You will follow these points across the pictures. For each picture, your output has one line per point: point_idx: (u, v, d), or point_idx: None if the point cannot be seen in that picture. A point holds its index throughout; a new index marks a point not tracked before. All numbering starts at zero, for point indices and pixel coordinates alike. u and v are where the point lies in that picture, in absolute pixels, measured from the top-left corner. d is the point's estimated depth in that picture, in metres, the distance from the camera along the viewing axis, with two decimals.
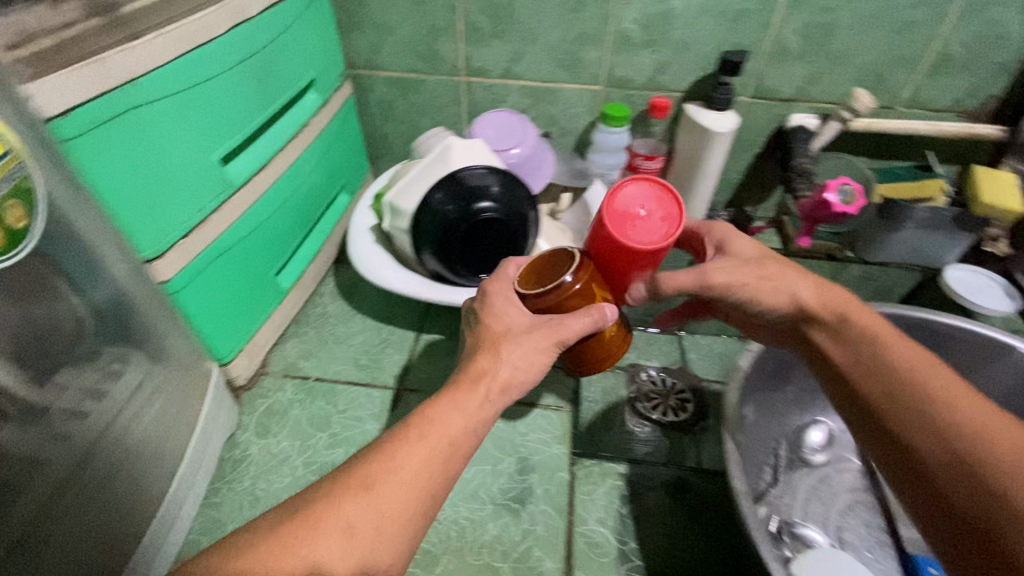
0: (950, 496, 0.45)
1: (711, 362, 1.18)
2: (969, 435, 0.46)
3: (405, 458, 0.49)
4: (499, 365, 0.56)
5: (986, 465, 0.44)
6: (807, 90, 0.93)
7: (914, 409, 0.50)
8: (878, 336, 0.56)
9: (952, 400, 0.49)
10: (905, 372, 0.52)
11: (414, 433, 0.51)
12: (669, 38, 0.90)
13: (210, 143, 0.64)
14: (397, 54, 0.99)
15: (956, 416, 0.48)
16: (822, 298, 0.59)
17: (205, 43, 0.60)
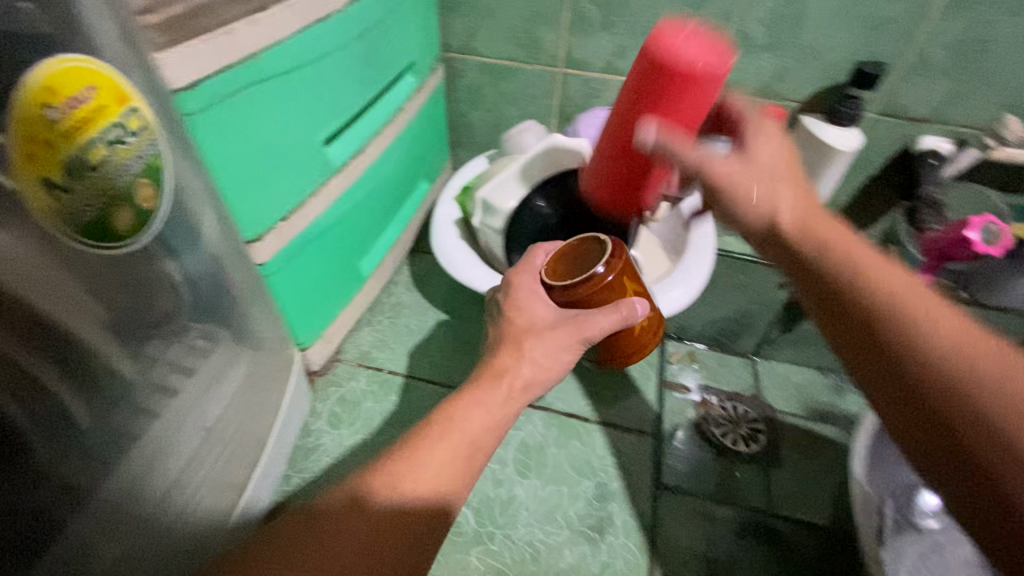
0: (941, 444, 0.35)
1: (787, 393, 1.11)
2: (959, 362, 0.36)
3: (439, 456, 0.48)
4: (521, 362, 0.56)
5: (985, 401, 0.34)
6: (944, 111, 0.84)
7: (892, 337, 0.40)
8: (844, 254, 0.46)
9: (934, 322, 0.38)
10: (892, 301, 0.41)
11: (444, 428, 0.51)
12: (796, 43, 0.82)
13: (316, 124, 0.61)
14: (495, 39, 0.94)
15: (940, 341, 0.37)
16: (802, 219, 0.50)
17: (323, 18, 0.57)
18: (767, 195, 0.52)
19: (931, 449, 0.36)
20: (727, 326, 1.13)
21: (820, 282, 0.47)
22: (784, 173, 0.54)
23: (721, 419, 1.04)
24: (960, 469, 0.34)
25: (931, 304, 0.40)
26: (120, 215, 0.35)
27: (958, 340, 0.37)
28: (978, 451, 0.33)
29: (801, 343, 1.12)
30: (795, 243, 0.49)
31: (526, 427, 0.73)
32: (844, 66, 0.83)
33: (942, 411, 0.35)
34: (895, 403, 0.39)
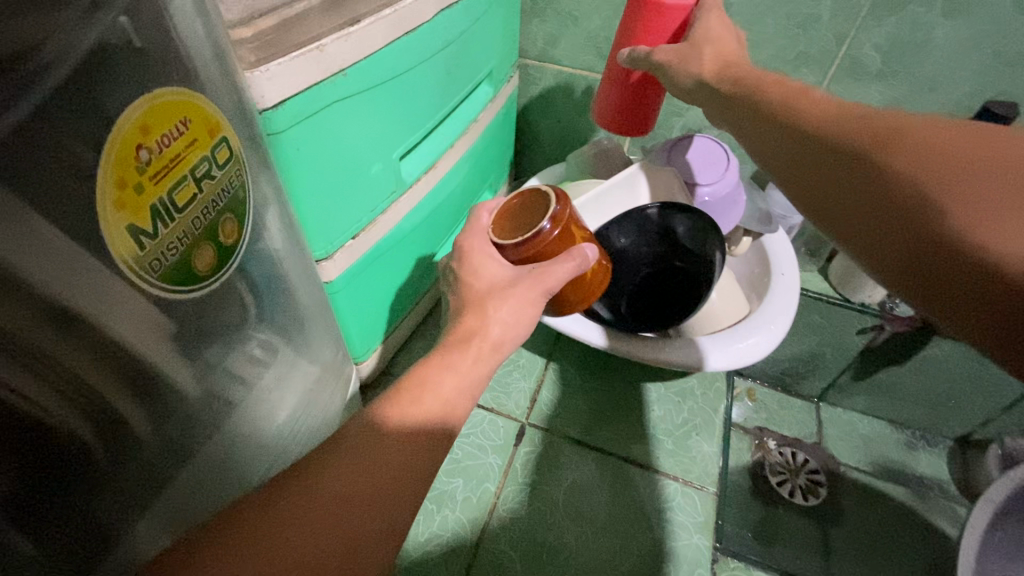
0: (937, 264, 0.31)
1: (853, 444, 1.04)
2: (941, 169, 0.32)
3: (417, 414, 0.43)
4: (489, 324, 0.50)
5: (972, 199, 0.30)
6: None
7: (872, 171, 0.35)
8: (807, 114, 0.42)
9: (913, 138, 0.34)
10: (832, 128, 0.40)
11: (418, 386, 0.45)
12: (913, 73, 0.74)
13: (393, 137, 0.58)
14: (575, 48, 0.89)
15: (919, 154, 0.33)
16: (725, 66, 0.53)
17: (412, 29, 0.54)
18: (695, 47, 0.55)
19: (922, 275, 0.32)
20: (794, 366, 1.06)
21: (793, 143, 0.42)
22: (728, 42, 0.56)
23: (778, 465, 0.97)
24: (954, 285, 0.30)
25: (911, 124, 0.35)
26: (201, 254, 0.37)
27: (942, 141, 0.33)
28: (971, 252, 0.29)
29: (875, 393, 1.04)
30: (750, 122, 0.47)
31: (579, 467, 0.70)
32: (968, 101, 0.74)
33: (929, 227, 0.31)
34: (879, 241, 0.34)
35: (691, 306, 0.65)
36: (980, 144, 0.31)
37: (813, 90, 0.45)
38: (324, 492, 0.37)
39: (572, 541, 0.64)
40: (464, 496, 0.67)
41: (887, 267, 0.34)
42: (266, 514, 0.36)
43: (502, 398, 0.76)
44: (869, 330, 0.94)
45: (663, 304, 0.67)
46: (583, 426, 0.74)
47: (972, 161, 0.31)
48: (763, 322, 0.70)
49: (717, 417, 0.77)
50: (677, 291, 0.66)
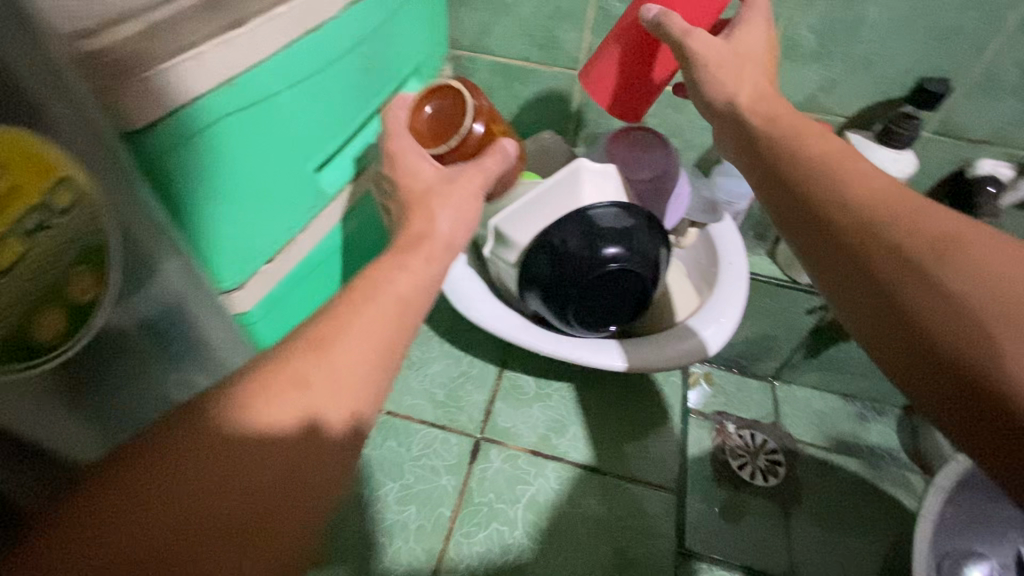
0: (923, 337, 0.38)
1: (807, 421, 1.06)
2: (951, 261, 0.38)
3: (305, 397, 0.38)
4: (437, 223, 0.57)
5: (976, 293, 0.36)
6: (1005, 133, 0.76)
7: (895, 251, 0.41)
8: (846, 174, 0.46)
9: (936, 228, 0.40)
10: (903, 234, 0.41)
11: (311, 363, 0.40)
12: (848, 53, 0.73)
13: (307, 145, 0.54)
14: (509, 37, 0.84)
15: (932, 243, 0.40)
16: (762, 97, 0.56)
17: (315, 28, 0.49)
18: (739, 60, 0.57)
19: (909, 348, 0.38)
20: (748, 349, 1.07)
21: (807, 206, 0.47)
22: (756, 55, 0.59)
23: (738, 449, 0.98)
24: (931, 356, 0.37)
25: (943, 217, 0.41)
26: (79, 277, 0.31)
27: (950, 237, 0.40)
28: (952, 334, 0.36)
29: (826, 370, 1.06)
30: (802, 195, 0.48)
31: (538, 480, 0.67)
32: (901, 80, 0.74)
33: (926, 306, 0.38)
34: (921, 365, 0.38)
35: (631, 308, 0.66)
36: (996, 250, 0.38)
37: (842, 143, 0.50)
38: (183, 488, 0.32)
39: (534, 561, 0.61)
40: (418, 525, 0.63)
41: (878, 332, 0.41)
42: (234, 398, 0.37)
43: (454, 414, 0.73)
44: (818, 310, 0.95)
45: (608, 308, 0.65)
46: (540, 436, 0.72)
47: (982, 261, 0.37)
48: (710, 319, 0.68)
49: (673, 413, 0.76)
50: (622, 295, 0.64)
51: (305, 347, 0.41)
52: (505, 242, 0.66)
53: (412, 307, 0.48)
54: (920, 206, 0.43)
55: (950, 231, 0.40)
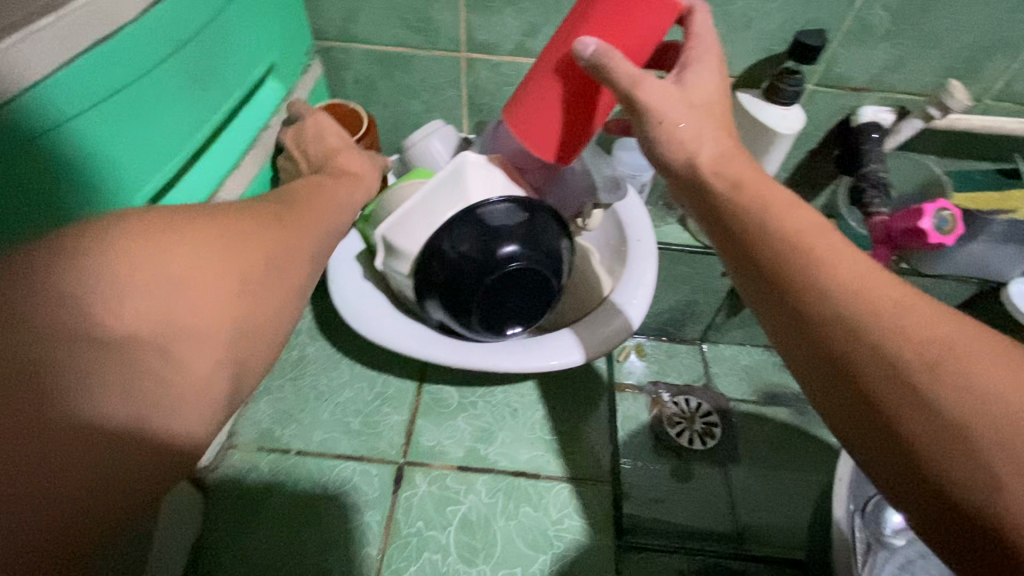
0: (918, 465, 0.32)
1: (737, 378, 1.08)
2: (949, 375, 0.33)
3: (192, 257, 0.34)
4: (354, 164, 0.62)
5: (972, 418, 0.31)
6: (883, 78, 0.77)
7: (884, 362, 0.34)
8: (817, 255, 0.40)
9: (926, 332, 0.35)
10: (878, 318, 0.36)
11: (201, 230, 0.36)
12: (728, 11, 0.71)
13: (146, 161, 0.50)
14: (379, 22, 0.77)
15: (919, 353, 0.34)
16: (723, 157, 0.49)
17: (116, 34, 0.44)
18: (691, 104, 0.52)
19: (907, 477, 0.33)
20: (673, 316, 1.08)
21: (773, 292, 0.41)
22: (713, 104, 0.53)
23: (675, 417, 0.99)
24: (932, 491, 0.32)
25: (929, 318, 0.36)
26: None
27: (941, 343, 0.34)
28: (951, 469, 0.31)
29: (749, 326, 1.08)
30: (755, 261, 0.42)
31: (468, 498, 0.64)
32: (781, 34, 0.73)
33: (920, 428, 0.32)
34: (910, 483, 0.33)
35: (539, 307, 0.62)
36: (989, 360, 0.33)
37: (800, 210, 0.44)
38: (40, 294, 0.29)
39: None
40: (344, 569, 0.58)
41: (865, 447, 0.35)
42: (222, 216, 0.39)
43: (372, 441, 0.67)
44: None
45: (516, 310, 0.61)
46: (467, 449, 0.68)
47: (979, 376, 0.32)
48: (623, 303, 0.66)
49: (600, 399, 0.74)
50: (528, 294, 0.61)
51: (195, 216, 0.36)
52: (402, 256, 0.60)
53: (312, 230, 0.45)
54: (890, 286, 0.38)
55: (935, 332, 0.35)
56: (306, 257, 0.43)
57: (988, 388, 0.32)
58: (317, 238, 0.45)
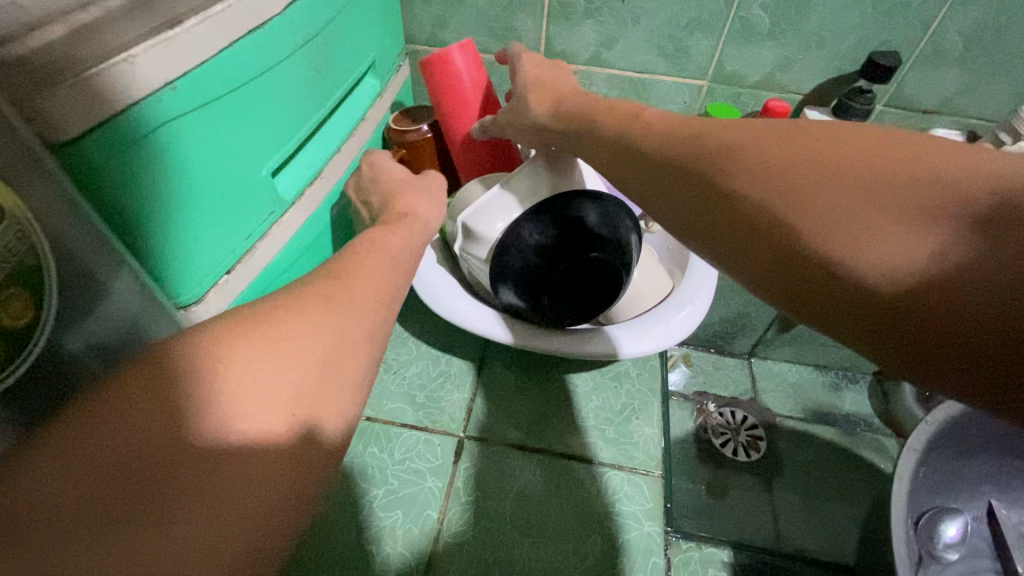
0: (832, 301, 0.34)
1: (784, 394, 1.08)
2: (800, 191, 0.36)
3: (258, 369, 0.35)
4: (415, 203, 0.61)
5: (874, 233, 0.33)
6: (955, 102, 0.78)
7: (758, 212, 0.38)
8: (704, 145, 0.43)
9: (775, 157, 0.38)
10: (751, 167, 0.39)
11: (260, 333, 0.37)
12: (802, 29, 0.74)
13: (269, 145, 0.53)
14: (465, 29, 0.83)
15: (776, 184, 0.37)
16: (558, 106, 0.62)
17: (260, 25, 0.47)
18: (522, 95, 0.66)
19: (863, 315, 0.33)
20: (723, 328, 1.10)
21: (707, 201, 0.41)
22: (548, 81, 0.67)
23: (719, 427, 0.99)
24: (884, 314, 0.32)
25: (777, 145, 0.39)
26: (11, 302, 0.27)
27: (787, 160, 0.37)
28: (842, 283, 0.34)
29: (799, 343, 1.08)
30: (653, 175, 0.46)
31: (524, 475, 0.66)
32: (853, 54, 0.76)
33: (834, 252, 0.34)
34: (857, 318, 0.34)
35: (608, 296, 0.65)
36: (837, 151, 0.36)
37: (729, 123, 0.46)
38: (139, 442, 0.30)
39: (524, 556, 0.60)
40: (406, 528, 0.61)
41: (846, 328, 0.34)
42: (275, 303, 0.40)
43: (435, 414, 0.72)
44: None
45: (585, 298, 0.65)
46: (523, 430, 0.71)
47: (824, 175, 0.35)
48: (685, 303, 0.69)
49: (654, 397, 0.76)
50: (595, 282, 0.64)
51: (248, 318, 0.38)
52: (477, 241, 0.64)
53: (370, 275, 0.46)
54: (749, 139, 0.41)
55: (784, 151, 0.38)
56: (370, 312, 0.43)
57: (836, 178, 0.35)
58: (379, 287, 0.46)
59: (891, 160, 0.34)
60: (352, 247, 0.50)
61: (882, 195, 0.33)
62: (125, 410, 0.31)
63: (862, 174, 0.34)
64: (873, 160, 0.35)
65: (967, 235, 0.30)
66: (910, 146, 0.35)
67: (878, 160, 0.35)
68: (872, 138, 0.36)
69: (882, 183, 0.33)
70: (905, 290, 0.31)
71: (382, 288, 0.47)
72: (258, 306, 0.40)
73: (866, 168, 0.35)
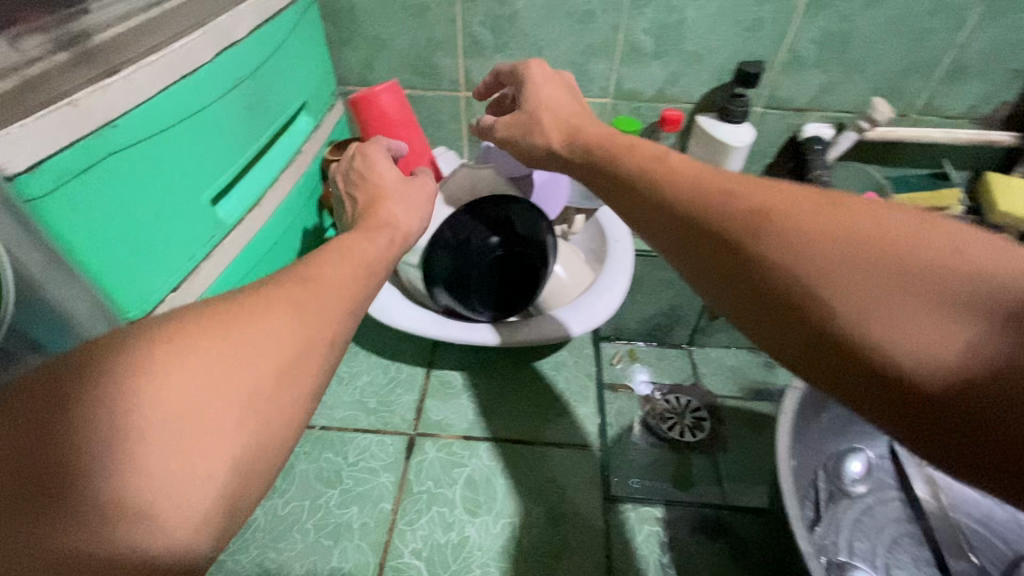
0: (861, 375, 0.31)
1: (723, 377, 1.17)
2: (829, 254, 0.33)
3: (200, 373, 0.30)
4: (399, 211, 0.58)
5: (909, 317, 0.30)
6: (821, 99, 0.90)
7: (787, 266, 0.34)
8: (735, 191, 0.40)
9: (829, 231, 0.34)
10: (787, 223, 0.36)
11: (216, 335, 0.32)
12: (681, 48, 0.86)
13: (208, 176, 0.59)
14: (392, 69, 0.92)
15: (823, 260, 0.33)
16: (573, 133, 0.59)
17: (190, 71, 0.54)
18: (534, 118, 0.63)
19: (893, 398, 0.30)
20: (660, 321, 1.18)
21: (730, 245, 0.38)
22: (571, 105, 0.63)
23: (665, 413, 1.05)
24: (913, 403, 0.29)
25: (831, 218, 0.35)
26: None
27: (825, 233, 0.34)
28: (875, 360, 0.31)
29: (731, 328, 1.17)
30: (669, 210, 0.42)
31: (472, 461, 0.71)
32: (728, 66, 0.87)
33: (871, 328, 0.31)
34: (880, 401, 0.31)
35: (532, 290, 0.72)
36: (874, 227, 0.34)
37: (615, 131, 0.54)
38: (56, 431, 0.27)
39: (474, 533, 0.65)
40: (362, 522, 0.65)
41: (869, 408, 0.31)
42: (240, 299, 0.36)
43: (387, 417, 0.76)
44: None
45: (510, 291, 0.72)
46: (471, 422, 0.76)
47: (868, 259, 0.32)
48: (602, 290, 0.76)
49: (591, 381, 0.83)
50: (518, 275, 0.71)
51: (201, 313, 0.33)
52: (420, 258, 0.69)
53: (346, 294, 0.41)
54: (787, 194, 0.38)
55: (837, 228, 0.34)
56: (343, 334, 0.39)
57: (891, 267, 0.32)
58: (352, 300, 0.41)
59: (946, 254, 0.32)
60: (319, 252, 0.45)
61: (936, 296, 0.30)
62: (47, 400, 0.28)
63: (914, 268, 0.31)
64: (925, 250, 0.32)
65: (1002, 336, 0.28)
66: (966, 239, 0.32)
67: (934, 252, 0.32)
68: (927, 226, 0.34)
69: (911, 260, 0.32)
70: (938, 377, 0.29)
71: (355, 301, 0.42)
72: (219, 298, 0.35)
73: (920, 262, 0.32)
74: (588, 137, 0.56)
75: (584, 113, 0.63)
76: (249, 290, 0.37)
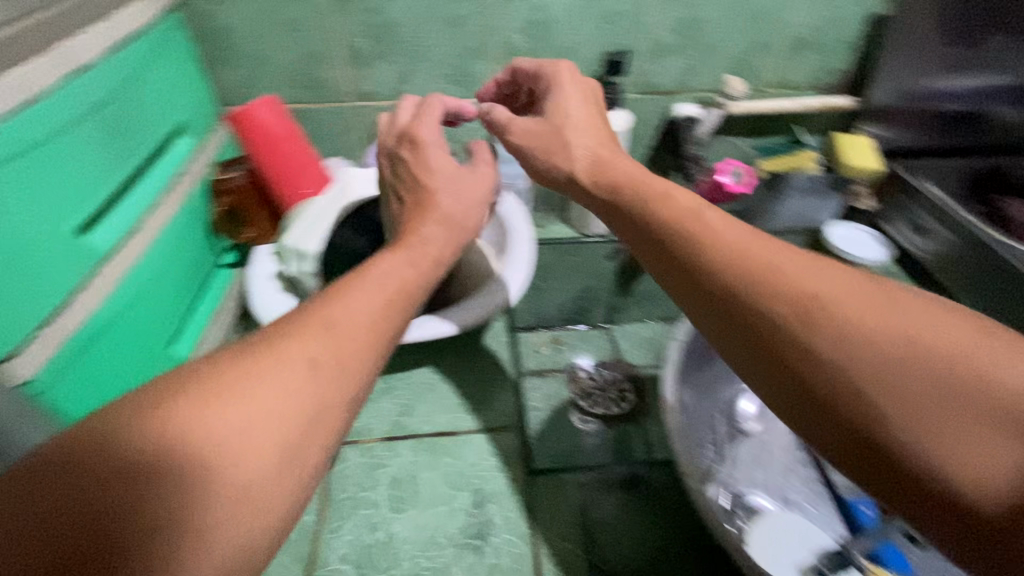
0: (890, 476, 0.26)
1: (641, 346, 0.99)
2: (860, 339, 0.28)
3: (206, 443, 0.25)
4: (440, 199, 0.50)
5: (943, 421, 0.25)
6: (686, 81, 0.99)
7: (795, 342, 0.29)
8: (742, 251, 0.34)
9: (844, 303, 0.29)
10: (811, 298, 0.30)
11: (217, 408, 0.26)
12: (553, 43, 0.91)
13: (71, 202, 0.57)
14: (274, 85, 0.92)
15: (850, 339, 0.28)
16: (600, 169, 0.48)
17: (37, 94, 0.52)
18: (561, 134, 0.52)
19: (919, 504, 0.26)
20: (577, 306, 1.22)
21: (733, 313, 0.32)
22: (589, 117, 0.54)
23: (593, 389, 0.85)
24: (955, 520, 0.25)
25: (849, 291, 0.30)
26: None
27: (858, 317, 0.29)
28: (911, 471, 0.26)
29: None
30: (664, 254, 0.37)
31: (394, 460, 0.72)
32: (599, 57, 0.94)
33: (897, 433, 0.26)
34: (912, 506, 0.26)
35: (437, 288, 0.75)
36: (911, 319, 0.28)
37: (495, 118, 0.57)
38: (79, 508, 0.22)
39: (400, 527, 0.65)
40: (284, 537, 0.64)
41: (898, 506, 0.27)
42: (254, 348, 0.29)
43: None
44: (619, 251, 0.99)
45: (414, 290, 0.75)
46: (391, 422, 0.77)
47: (911, 355, 0.27)
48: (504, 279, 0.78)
49: (506, 367, 0.86)
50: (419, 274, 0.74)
51: (231, 353, 0.29)
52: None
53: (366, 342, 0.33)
54: (806, 264, 0.32)
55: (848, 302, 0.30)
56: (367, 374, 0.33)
57: (890, 359, 0.27)
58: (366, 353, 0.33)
59: (967, 363, 0.26)
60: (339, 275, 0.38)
61: (931, 402, 0.26)
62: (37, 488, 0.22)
63: (916, 362, 0.27)
64: (934, 349, 0.27)
65: None
66: (991, 350, 0.27)
67: (942, 353, 0.27)
68: (956, 326, 0.28)
69: (952, 362, 0.26)
70: (998, 503, 0.24)
71: (375, 336, 0.34)
72: (238, 346, 0.30)
73: (921, 361, 0.27)
74: (598, 166, 0.48)
75: (612, 144, 0.52)
76: (274, 328, 0.31)
